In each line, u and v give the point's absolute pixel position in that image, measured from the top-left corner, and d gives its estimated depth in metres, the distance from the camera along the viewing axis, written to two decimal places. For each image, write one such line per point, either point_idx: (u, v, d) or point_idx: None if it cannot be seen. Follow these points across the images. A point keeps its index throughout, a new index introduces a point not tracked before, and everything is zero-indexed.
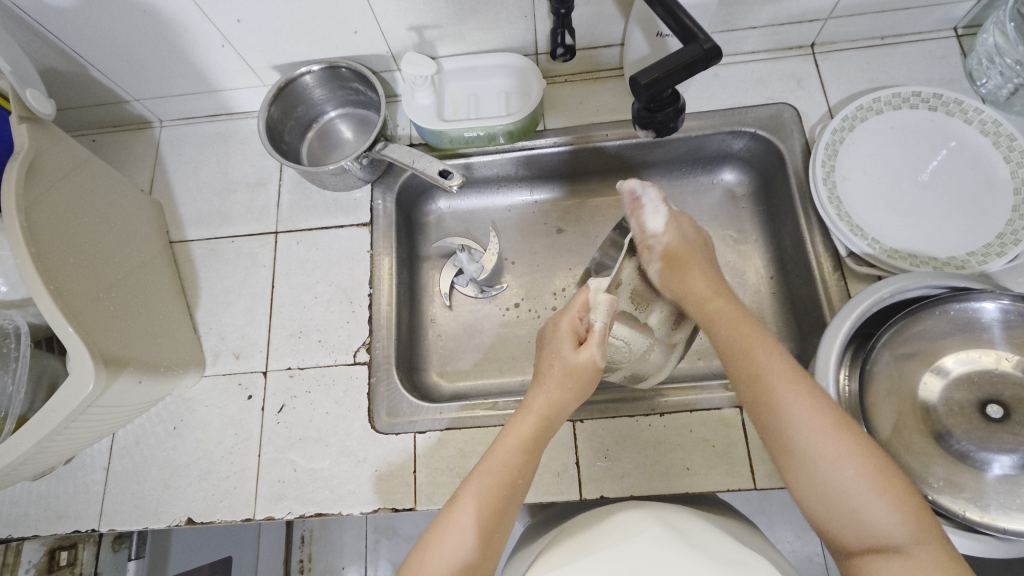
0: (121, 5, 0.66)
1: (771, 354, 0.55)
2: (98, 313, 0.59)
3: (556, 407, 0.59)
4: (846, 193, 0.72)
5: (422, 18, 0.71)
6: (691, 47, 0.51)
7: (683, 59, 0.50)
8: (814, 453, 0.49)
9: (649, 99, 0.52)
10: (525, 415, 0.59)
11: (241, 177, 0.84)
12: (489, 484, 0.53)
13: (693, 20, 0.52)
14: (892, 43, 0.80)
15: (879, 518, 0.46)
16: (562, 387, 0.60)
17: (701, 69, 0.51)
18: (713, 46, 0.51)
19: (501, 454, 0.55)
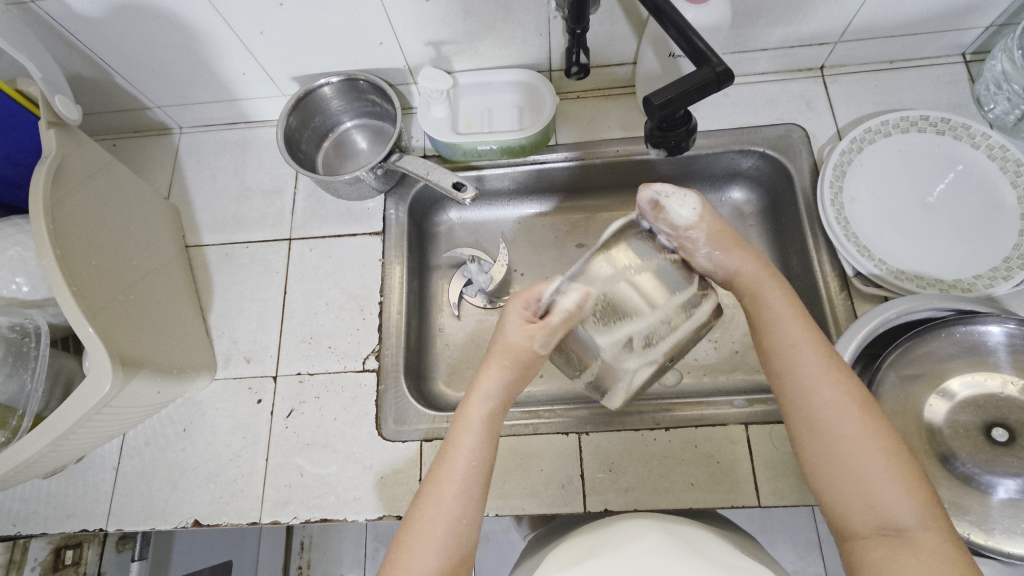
0: (149, 16, 0.68)
1: (784, 305, 0.54)
2: (117, 314, 0.61)
3: (504, 388, 0.57)
4: (854, 215, 0.73)
5: (440, 34, 0.73)
6: (703, 70, 0.51)
7: (697, 81, 0.50)
8: (820, 416, 0.48)
9: (662, 119, 0.52)
10: (481, 399, 0.56)
11: (257, 184, 0.85)
12: (465, 467, 0.52)
13: (706, 43, 0.52)
14: (901, 67, 0.82)
15: (883, 493, 0.45)
16: (506, 370, 0.56)
17: (713, 91, 0.52)
18: (727, 68, 0.51)
19: (464, 444, 0.53)
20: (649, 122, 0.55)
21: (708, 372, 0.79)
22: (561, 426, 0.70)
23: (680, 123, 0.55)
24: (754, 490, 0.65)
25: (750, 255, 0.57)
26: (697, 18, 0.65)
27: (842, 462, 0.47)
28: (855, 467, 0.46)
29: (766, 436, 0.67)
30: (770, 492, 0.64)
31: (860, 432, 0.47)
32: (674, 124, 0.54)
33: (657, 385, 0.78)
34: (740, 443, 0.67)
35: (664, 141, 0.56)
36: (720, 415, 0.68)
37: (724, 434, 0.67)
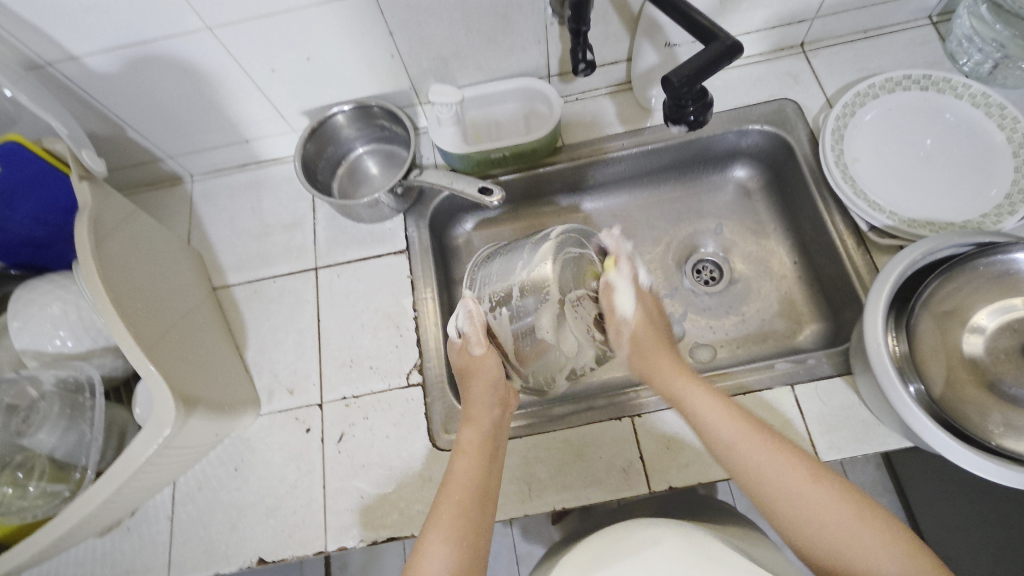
0: (163, 66, 0.70)
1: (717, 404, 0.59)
2: (169, 355, 0.61)
3: (486, 417, 0.65)
4: (859, 173, 0.76)
5: (444, 52, 0.76)
6: (713, 46, 0.54)
7: (710, 56, 0.53)
8: (769, 466, 0.54)
9: (680, 96, 0.55)
10: (464, 451, 0.62)
11: (276, 220, 0.87)
12: (458, 501, 0.57)
13: (708, 20, 0.55)
14: (875, 35, 0.87)
15: (828, 521, 0.50)
16: (484, 390, 0.68)
17: (725, 64, 0.54)
18: (734, 41, 0.54)
19: (462, 467, 0.60)
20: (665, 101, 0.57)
21: (740, 345, 0.82)
22: (614, 411, 0.71)
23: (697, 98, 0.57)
24: (810, 448, 0.66)
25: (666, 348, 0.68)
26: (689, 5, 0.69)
27: (832, 515, 0.50)
28: (831, 521, 0.49)
29: (812, 393, 0.69)
30: (826, 446, 0.66)
31: (821, 492, 0.51)
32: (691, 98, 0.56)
33: (692, 363, 0.81)
34: (788, 403, 0.69)
35: (682, 117, 0.58)
36: (765, 379, 0.70)
37: (772, 397, 0.69)
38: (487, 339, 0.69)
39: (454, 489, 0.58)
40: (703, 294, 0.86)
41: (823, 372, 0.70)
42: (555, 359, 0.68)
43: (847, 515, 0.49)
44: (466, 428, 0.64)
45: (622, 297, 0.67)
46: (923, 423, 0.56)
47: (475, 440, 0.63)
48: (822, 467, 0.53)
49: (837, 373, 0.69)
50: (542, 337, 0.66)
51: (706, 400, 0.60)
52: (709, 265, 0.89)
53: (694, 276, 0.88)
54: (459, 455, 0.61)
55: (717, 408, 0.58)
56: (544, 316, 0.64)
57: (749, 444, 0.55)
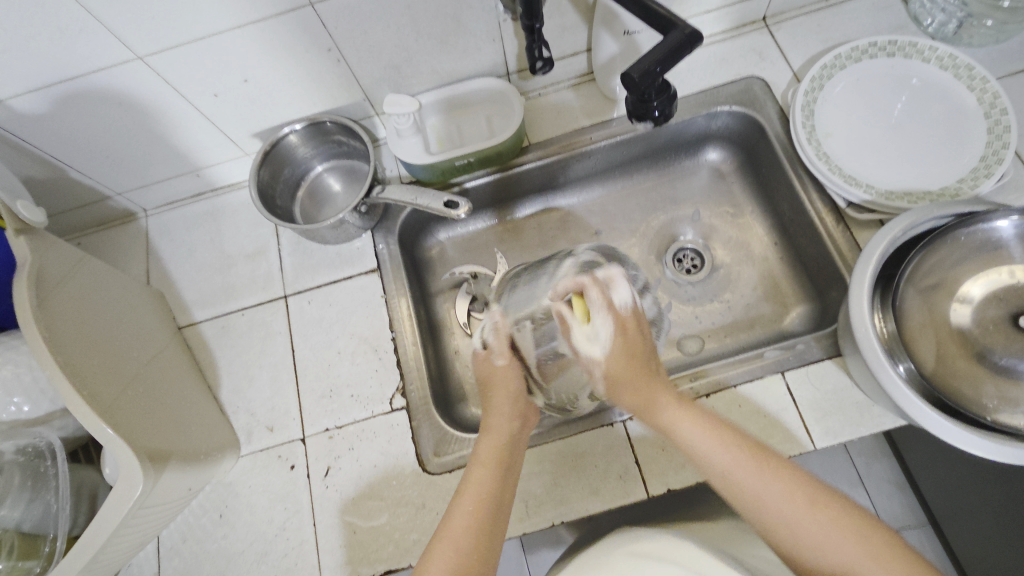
0: (96, 101, 0.66)
1: (694, 426, 0.55)
2: (133, 413, 0.58)
3: (506, 424, 0.63)
4: (832, 148, 0.74)
5: (394, 60, 0.72)
6: (673, 34, 0.51)
7: (671, 47, 0.50)
8: (769, 506, 0.48)
9: (645, 92, 0.52)
10: (483, 460, 0.59)
11: (239, 250, 0.83)
12: (472, 512, 0.54)
13: (665, 7, 0.52)
14: (837, 3, 0.84)
15: (840, 549, 0.45)
16: (506, 398, 0.66)
17: (687, 53, 0.51)
18: (694, 31, 0.52)
19: (480, 476, 0.57)
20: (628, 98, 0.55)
21: (728, 333, 0.80)
22: (605, 417, 0.69)
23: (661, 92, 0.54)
24: (807, 435, 0.65)
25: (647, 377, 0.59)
26: None
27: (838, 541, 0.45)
28: (843, 552, 0.45)
29: (805, 378, 0.67)
30: (822, 433, 0.65)
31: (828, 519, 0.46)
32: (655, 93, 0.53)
33: (681, 356, 0.79)
34: (781, 392, 0.67)
35: (647, 113, 0.55)
36: (754, 369, 0.69)
37: (764, 387, 0.68)
38: (510, 350, 0.70)
39: (467, 500, 0.55)
40: (686, 284, 0.84)
41: (813, 356, 0.68)
42: (576, 378, 0.68)
43: (858, 552, 0.44)
44: (485, 438, 0.62)
45: (583, 342, 0.63)
46: (917, 405, 0.55)
47: (493, 452, 0.60)
48: (824, 490, 0.48)
49: (828, 356, 0.68)
50: (562, 350, 0.68)
51: (695, 431, 0.54)
52: (690, 253, 0.87)
53: (675, 265, 0.86)
54: (474, 466, 0.58)
55: (702, 430, 0.54)
56: (558, 334, 0.68)
57: (748, 478, 0.50)
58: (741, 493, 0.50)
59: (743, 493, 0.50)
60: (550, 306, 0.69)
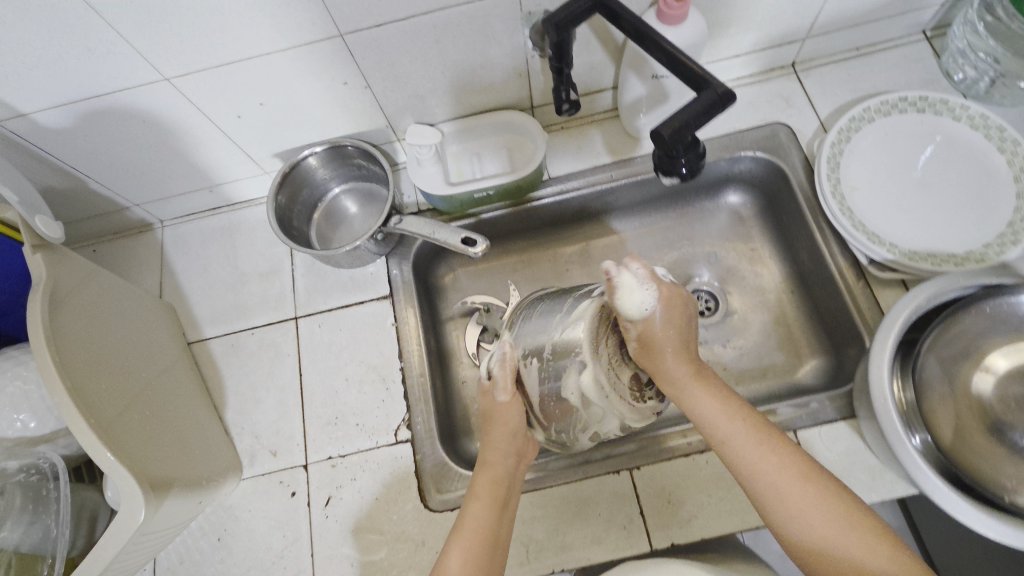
0: (121, 118, 0.66)
1: (703, 390, 0.55)
2: (139, 439, 0.57)
3: (502, 456, 0.62)
4: (856, 203, 0.73)
5: (420, 90, 0.72)
6: (705, 92, 0.51)
7: (703, 106, 0.50)
8: (757, 461, 0.51)
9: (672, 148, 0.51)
10: (477, 496, 0.59)
11: (253, 268, 0.83)
12: (469, 550, 0.54)
13: (699, 64, 0.52)
14: (868, 53, 0.84)
15: (817, 513, 0.48)
16: (503, 430, 0.62)
17: (719, 112, 0.51)
18: (727, 91, 0.51)
19: (477, 515, 0.57)
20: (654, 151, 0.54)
21: (740, 381, 0.79)
22: (611, 464, 0.68)
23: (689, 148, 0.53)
24: None
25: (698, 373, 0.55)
26: (678, 38, 0.64)
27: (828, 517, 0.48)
28: (815, 510, 0.48)
29: (817, 438, 0.66)
30: None
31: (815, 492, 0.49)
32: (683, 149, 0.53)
33: None
34: None
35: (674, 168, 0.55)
36: (766, 425, 0.68)
37: None
38: (514, 385, 0.61)
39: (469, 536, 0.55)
40: (699, 326, 0.83)
41: (827, 416, 0.67)
42: (585, 421, 0.58)
43: (832, 516, 0.48)
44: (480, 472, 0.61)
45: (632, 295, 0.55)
46: (931, 480, 0.53)
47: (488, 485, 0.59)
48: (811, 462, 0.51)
49: (841, 417, 0.67)
50: (569, 398, 0.57)
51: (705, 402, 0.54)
52: (704, 295, 0.85)
53: None
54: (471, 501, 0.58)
55: (717, 403, 0.54)
56: (575, 378, 0.55)
57: (739, 437, 0.52)
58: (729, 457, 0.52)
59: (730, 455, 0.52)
60: (564, 347, 0.56)
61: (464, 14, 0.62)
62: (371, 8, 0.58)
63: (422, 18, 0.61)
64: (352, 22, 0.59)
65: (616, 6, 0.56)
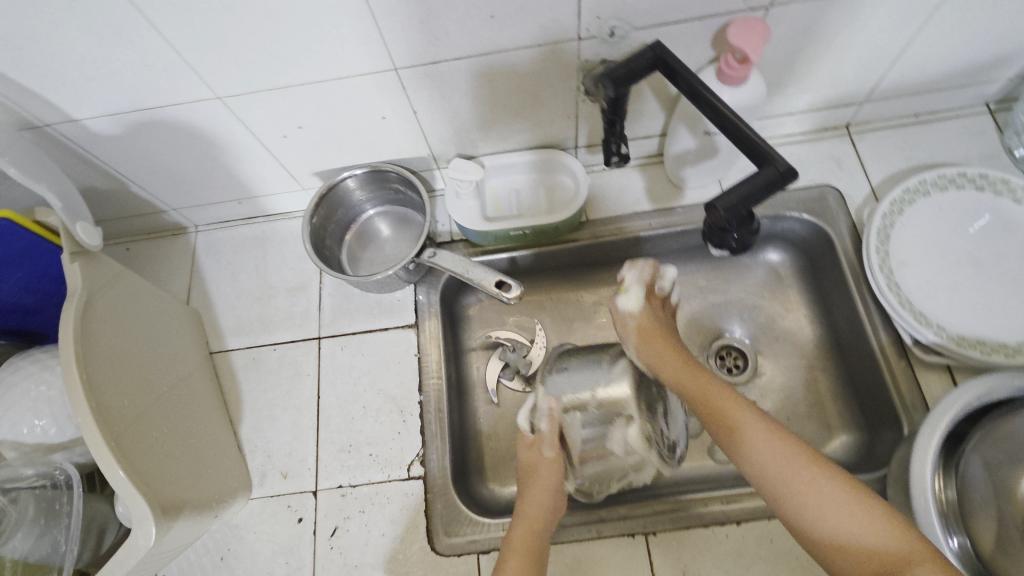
0: (168, 130, 0.66)
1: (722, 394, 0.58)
2: (156, 459, 0.57)
3: (541, 507, 0.62)
4: (905, 279, 0.71)
5: (466, 124, 0.71)
6: (767, 168, 0.49)
7: (763, 182, 0.48)
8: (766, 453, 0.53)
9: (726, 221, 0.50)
10: (516, 549, 0.58)
11: (281, 282, 0.82)
12: None
13: (762, 138, 0.51)
14: (926, 120, 0.81)
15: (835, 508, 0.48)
16: (545, 483, 0.64)
17: (780, 188, 0.50)
18: (788, 168, 0.49)
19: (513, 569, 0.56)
20: (706, 221, 0.53)
21: None
22: (627, 527, 0.66)
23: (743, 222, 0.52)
24: None
25: (692, 369, 0.62)
26: (734, 99, 0.63)
27: (831, 496, 0.49)
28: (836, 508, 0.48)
29: None
30: None
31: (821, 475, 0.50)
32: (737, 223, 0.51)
33: (712, 465, 0.74)
34: None
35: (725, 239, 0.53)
36: None
37: None
38: (558, 443, 0.66)
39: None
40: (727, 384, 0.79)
41: None
42: (617, 470, 0.66)
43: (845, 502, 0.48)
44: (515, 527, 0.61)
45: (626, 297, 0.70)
46: None
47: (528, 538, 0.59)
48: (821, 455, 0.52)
49: None
50: (611, 450, 0.65)
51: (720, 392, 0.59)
52: (733, 352, 0.82)
53: (717, 362, 0.81)
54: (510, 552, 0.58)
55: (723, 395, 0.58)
56: (622, 432, 0.64)
57: (747, 430, 0.54)
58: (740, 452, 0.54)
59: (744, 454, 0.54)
60: (612, 407, 0.64)
61: (520, 58, 0.61)
62: (429, 45, 0.58)
63: (479, 58, 0.61)
64: (409, 57, 0.59)
65: (679, 68, 0.55)
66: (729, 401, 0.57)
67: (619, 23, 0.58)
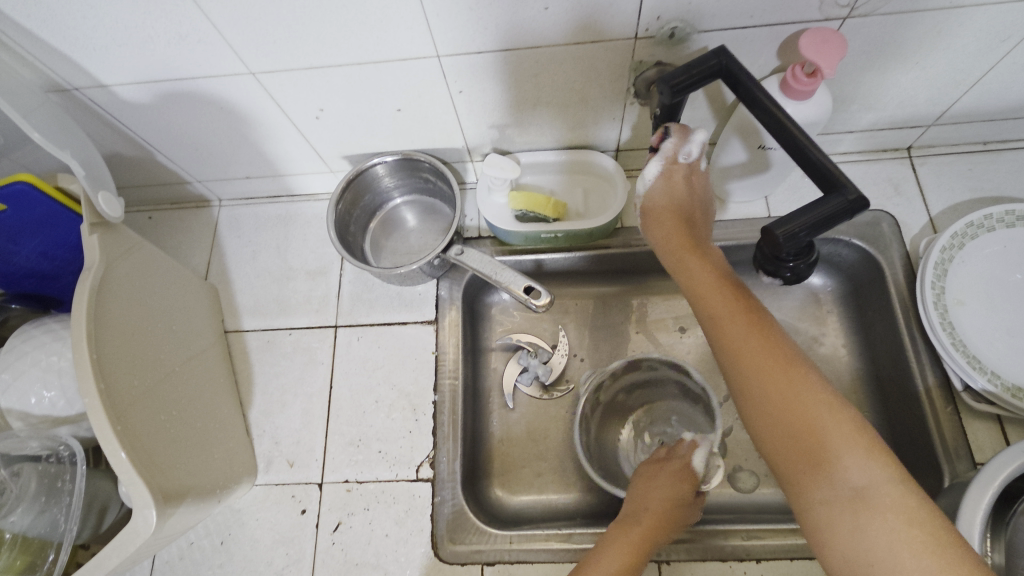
0: (198, 101, 0.64)
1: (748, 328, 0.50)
2: (163, 443, 0.55)
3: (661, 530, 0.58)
4: (959, 319, 0.66)
5: (506, 118, 0.68)
6: (831, 198, 0.45)
7: (827, 212, 0.44)
8: (787, 406, 0.45)
9: (782, 250, 0.46)
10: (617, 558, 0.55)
11: (301, 265, 0.80)
12: None
13: (830, 162, 0.46)
14: (996, 149, 0.76)
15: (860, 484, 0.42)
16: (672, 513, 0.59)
17: (843, 220, 0.45)
18: (857, 198, 0.45)
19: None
20: (761, 249, 0.49)
21: None
22: None
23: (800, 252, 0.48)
24: None
25: (733, 298, 0.52)
26: (797, 113, 0.59)
27: (850, 459, 0.42)
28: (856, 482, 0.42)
29: None
30: None
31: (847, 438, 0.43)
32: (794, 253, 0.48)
33: (733, 493, 0.71)
34: None
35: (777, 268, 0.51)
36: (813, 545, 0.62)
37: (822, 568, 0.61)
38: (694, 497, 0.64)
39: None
40: None
41: None
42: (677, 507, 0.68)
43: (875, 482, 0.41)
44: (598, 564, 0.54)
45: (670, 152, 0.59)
46: None
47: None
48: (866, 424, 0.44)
49: None
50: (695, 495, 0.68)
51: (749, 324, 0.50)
52: None
53: None
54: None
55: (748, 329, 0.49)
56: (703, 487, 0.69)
57: (768, 378, 0.47)
58: (756, 398, 0.47)
59: (758, 403, 0.47)
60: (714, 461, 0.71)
61: (571, 54, 0.58)
62: (475, 34, 0.55)
63: (526, 51, 0.57)
64: (452, 46, 0.56)
65: (744, 77, 0.50)
66: (751, 339, 0.49)
67: (682, 25, 0.54)
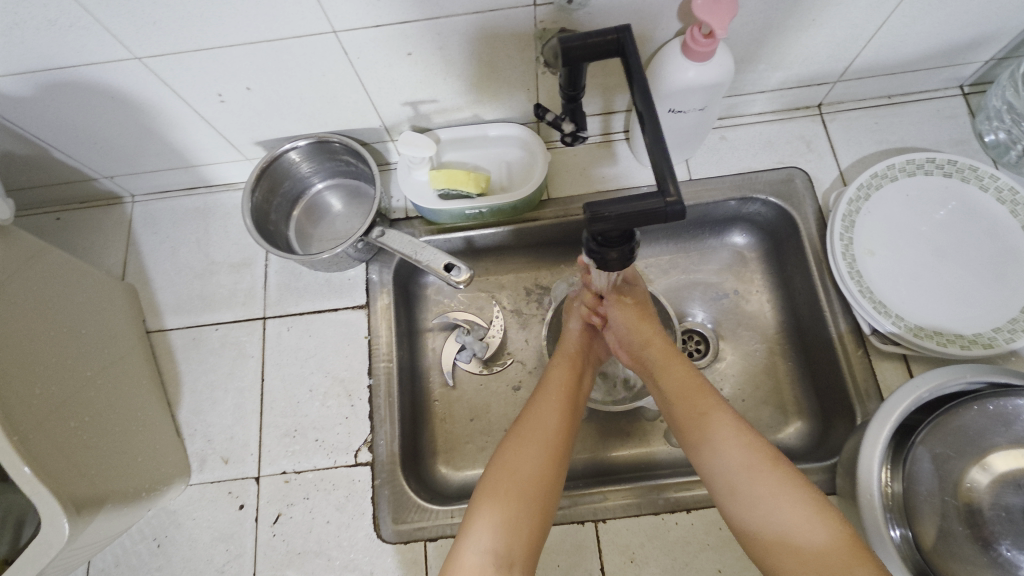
0: (88, 93, 0.60)
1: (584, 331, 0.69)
2: (73, 446, 0.55)
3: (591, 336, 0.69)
4: (867, 267, 0.69)
5: (418, 94, 0.67)
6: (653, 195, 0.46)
7: (643, 209, 0.45)
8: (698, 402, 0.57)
9: (596, 233, 0.47)
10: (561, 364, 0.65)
11: (224, 257, 0.78)
12: (557, 411, 0.60)
13: (670, 165, 0.47)
14: (899, 102, 0.79)
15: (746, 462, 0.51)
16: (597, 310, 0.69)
17: (658, 222, 0.46)
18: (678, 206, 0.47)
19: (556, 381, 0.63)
20: (585, 232, 0.49)
21: None
22: (577, 515, 0.65)
23: (619, 241, 0.49)
24: None
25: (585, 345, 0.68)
26: (700, 75, 0.60)
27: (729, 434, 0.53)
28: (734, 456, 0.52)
29: None
30: None
31: (791, 491, 0.49)
32: (611, 241, 0.49)
33: (668, 449, 0.73)
34: None
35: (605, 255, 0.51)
36: None
37: None
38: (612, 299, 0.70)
39: (507, 486, 0.54)
40: None
41: None
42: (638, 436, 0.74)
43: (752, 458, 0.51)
44: (535, 408, 0.60)
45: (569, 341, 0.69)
46: None
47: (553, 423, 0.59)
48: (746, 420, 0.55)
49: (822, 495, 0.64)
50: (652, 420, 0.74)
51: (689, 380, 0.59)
52: (695, 337, 0.79)
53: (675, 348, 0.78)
54: (526, 426, 0.58)
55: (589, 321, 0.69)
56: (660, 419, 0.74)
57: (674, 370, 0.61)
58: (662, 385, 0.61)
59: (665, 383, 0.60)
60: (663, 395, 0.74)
61: (472, 23, 0.57)
62: (369, 9, 0.53)
63: (425, 23, 0.56)
64: (347, 21, 0.54)
65: (635, 63, 0.51)
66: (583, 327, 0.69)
67: None
